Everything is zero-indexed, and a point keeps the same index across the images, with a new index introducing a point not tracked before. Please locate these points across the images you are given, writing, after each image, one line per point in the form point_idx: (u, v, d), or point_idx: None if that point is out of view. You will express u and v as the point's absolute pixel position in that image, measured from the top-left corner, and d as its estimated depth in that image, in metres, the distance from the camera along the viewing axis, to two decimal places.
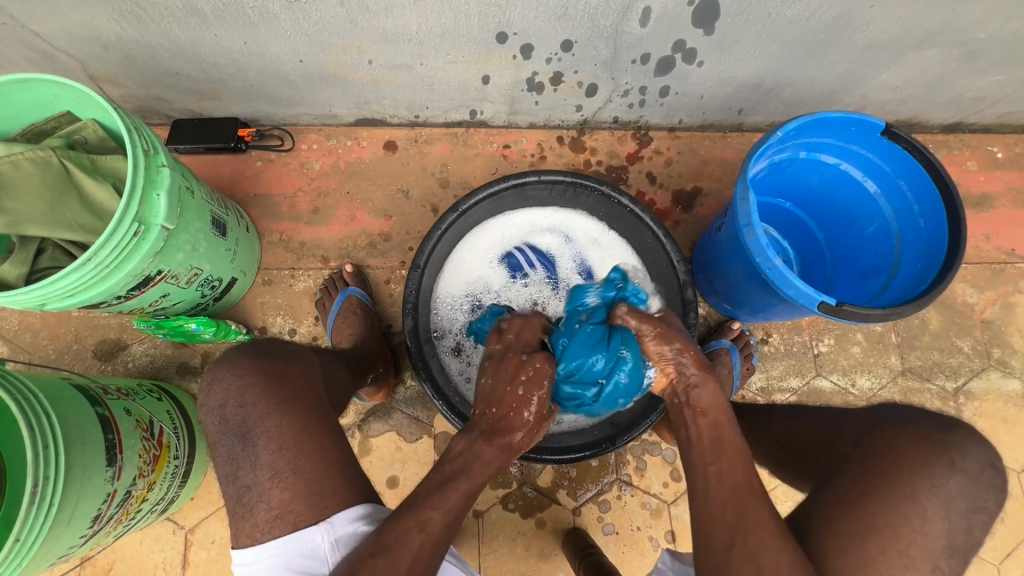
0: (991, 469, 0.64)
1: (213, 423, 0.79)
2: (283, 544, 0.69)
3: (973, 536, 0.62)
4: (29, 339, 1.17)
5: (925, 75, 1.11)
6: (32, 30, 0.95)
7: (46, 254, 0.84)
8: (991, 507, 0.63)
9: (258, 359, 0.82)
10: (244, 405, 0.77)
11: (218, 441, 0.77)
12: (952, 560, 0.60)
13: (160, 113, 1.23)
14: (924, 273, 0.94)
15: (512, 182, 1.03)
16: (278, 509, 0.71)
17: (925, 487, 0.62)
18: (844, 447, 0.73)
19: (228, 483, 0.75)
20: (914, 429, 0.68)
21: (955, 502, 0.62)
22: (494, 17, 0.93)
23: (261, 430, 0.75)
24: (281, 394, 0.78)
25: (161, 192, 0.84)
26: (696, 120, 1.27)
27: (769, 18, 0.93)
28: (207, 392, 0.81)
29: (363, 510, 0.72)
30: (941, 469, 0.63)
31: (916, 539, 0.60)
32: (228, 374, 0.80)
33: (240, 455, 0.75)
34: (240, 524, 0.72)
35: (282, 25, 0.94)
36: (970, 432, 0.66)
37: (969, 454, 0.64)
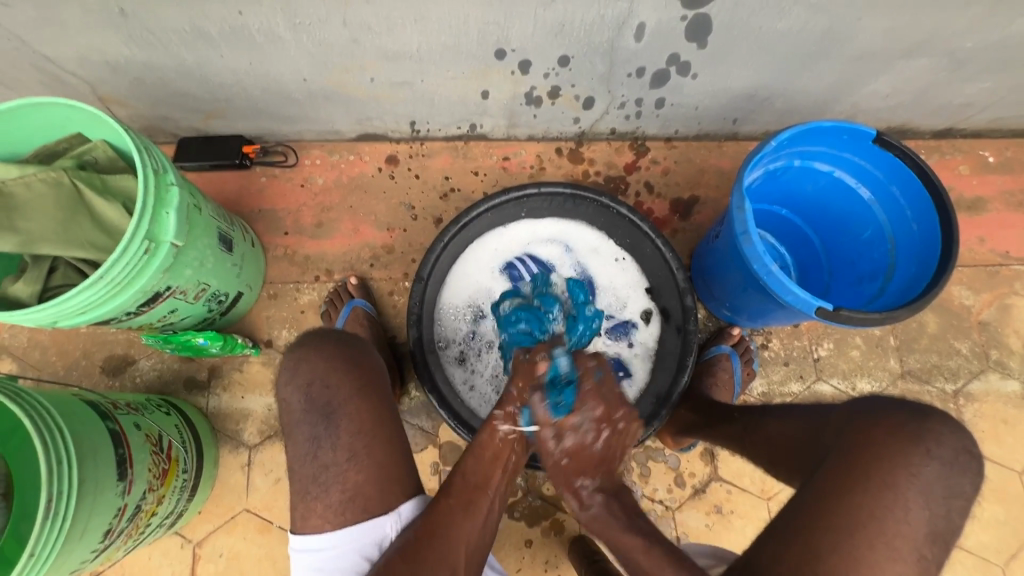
0: (966, 454, 0.65)
1: (295, 401, 0.79)
2: (355, 532, 0.72)
3: (953, 521, 0.63)
4: (38, 356, 1.19)
5: (915, 83, 1.13)
6: (44, 54, 0.98)
7: (58, 272, 0.86)
8: (969, 490, 0.64)
9: (341, 344, 0.83)
10: (330, 386, 0.78)
11: (301, 419, 0.77)
12: (936, 547, 0.62)
13: (166, 132, 1.26)
14: (918, 276, 0.95)
15: (513, 194, 1.05)
16: (342, 498, 0.74)
17: (904, 477, 0.63)
18: (825, 442, 0.74)
19: (305, 462, 0.76)
20: (888, 420, 0.68)
21: (933, 490, 0.63)
22: (493, 35, 0.96)
23: (345, 412, 0.77)
24: (362, 379, 0.81)
25: (171, 211, 0.86)
26: (691, 131, 1.30)
27: (760, 32, 0.96)
28: (292, 371, 0.80)
29: (421, 500, 0.78)
30: (918, 457, 0.64)
31: (899, 529, 0.62)
32: (314, 355, 0.81)
33: (322, 434, 0.76)
34: (311, 504, 0.75)
35: (286, 46, 0.97)
36: (943, 417, 0.67)
37: (944, 442, 0.65)
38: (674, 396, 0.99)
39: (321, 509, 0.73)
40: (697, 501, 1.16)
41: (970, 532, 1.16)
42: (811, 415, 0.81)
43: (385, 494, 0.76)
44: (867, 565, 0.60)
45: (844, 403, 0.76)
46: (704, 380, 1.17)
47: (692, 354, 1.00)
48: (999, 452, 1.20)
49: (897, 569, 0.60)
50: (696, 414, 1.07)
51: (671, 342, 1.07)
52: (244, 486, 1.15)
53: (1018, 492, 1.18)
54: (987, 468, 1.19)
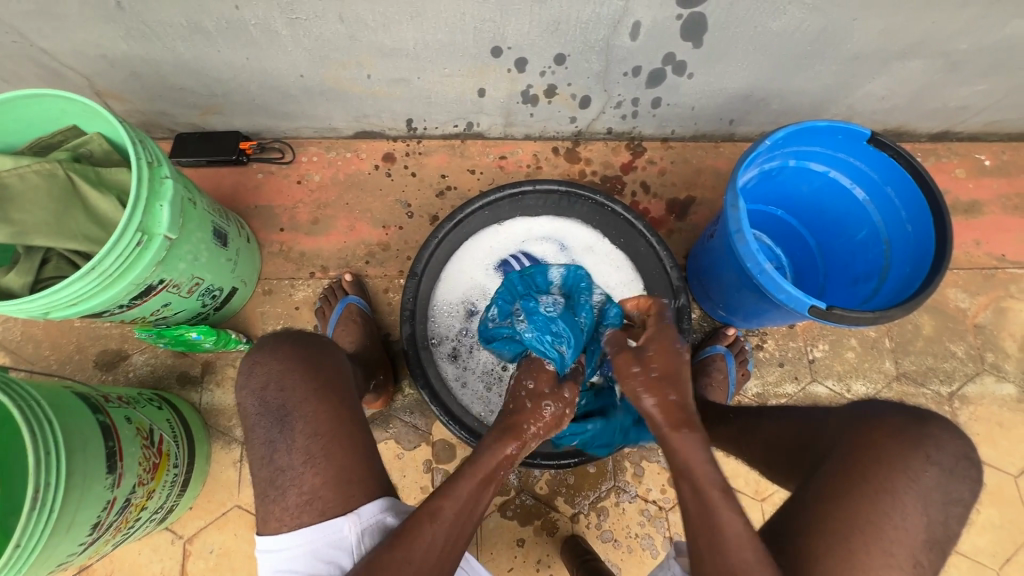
0: (966, 460, 0.64)
1: (249, 405, 0.79)
2: (314, 533, 0.70)
3: (951, 530, 0.62)
4: (32, 350, 1.18)
5: (910, 85, 1.13)
6: (40, 47, 0.98)
7: (50, 264, 0.86)
8: (966, 497, 0.63)
9: (299, 347, 0.83)
10: (284, 389, 0.79)
11: (256, 423, 0.77)
12: (932, 554, 0.60)
13: (163, 127, 1.26)
14: (912, 276, 0.95)
15: (508, 191, 1.06)
16: (329, 491, 0.73)
17: (902, 480, 0.62)
18: (823, 445, 0.74)
19: (261, 465, 0.76)
20: (888, 424, 0.68)
21: (932, 496, 0.62)
22: (489, 32, 0.96)
23: (299, 414, 0.77)
24: (319, 380, 0.80)
25: (164, 204, 0.86)
26: (688, 131, 1.30)
27: (755, 31, 0.96)
28: (247, 376, 0.81)
29: (387, 502, 0.75)
30: (916, 462, 0.63)
31: (899, 537, 0.60)
32: (268, 358, 0.81)
33: (276, 437, 0.76)
34: (270, 506, 0.74)
35: (283, 41, 0.97)
36: (943, 422, 0.67)
37: (945, 447, 0.64)
38: None
39: (310, 503, 0.73)
40: None
41: (965, 535, 1.16)
42: (809, 418, 0.80)
43: (375, 489, 0.75)
44: (861, 569, 0.59)
45: (845, 407, 0.76)
46: (699, 380, 1.16)
47: None
48: (994, 456, 1.20)
49: (891, 575, 0.58)
50: None
51: None
52: (236, 482, 1.14)
53: (1014, 496, 1.18)
54: (982, 471, 1.19)
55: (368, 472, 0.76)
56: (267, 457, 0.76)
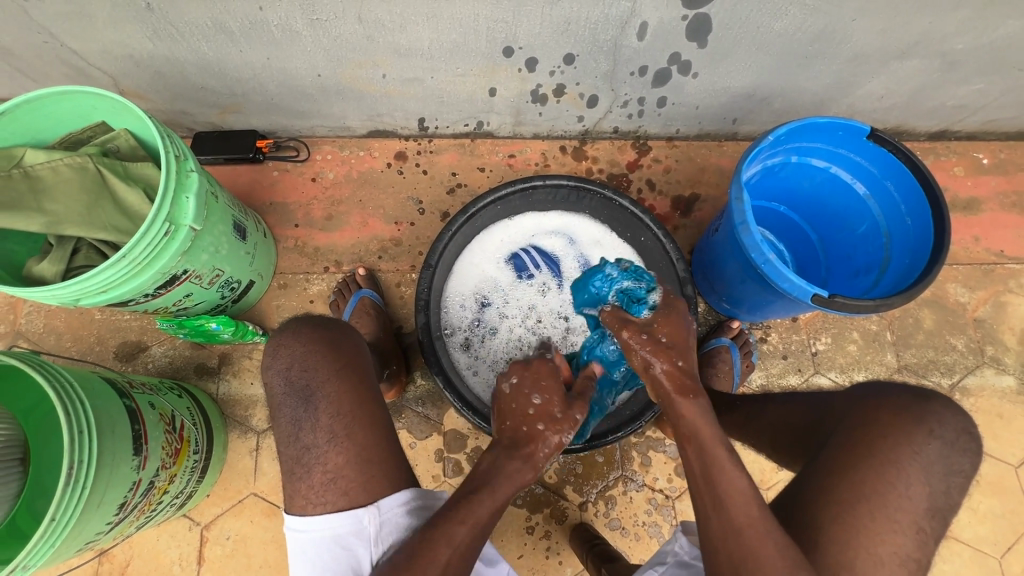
0: (967, 434, 0.68)
1: (276, 385, 0.82)
2: (337, 522, 0.74)
3: (952, 499, 0.66)
4: (53, 342, 1.21)
5: (908, 85, 1.17)
6: (70, 47, 1.02)
7: (81, 253, 0.89)
8: (968, 469, 0.67)
9: (318, 329, 0.87)
10: (308, 369, 0.82)
11: (282, 401, 0.80)
12: (934, 522, 0.64)
13: (183, 127, 1.30)
14: (912, 267, 0.98)
15: (519, 186, 1.09)
16: (351, 468, 0.76)
17: (908, 454, 0.66)
18: (829, 424, 0.76)
19: (288, 444, 0.79)
20: (894, 401, 0.71)
21: (934, 467, 0.65)
22: (501, 33, 1.00)
23: (323, 394, 0.80)
24: (340, 360, 0.83)
25: (190, 196, 0.89)
26: (692, 130, 1.33)
27: (758, 31, 0.99)
28: (272, 357, 0.84)
29: (407, 496, 0.78)
30: (920, 436, 0.67)
31: (903, 504, 0.64)
32: (291, 340, 0.84)
33: (302, 416, 0.79)
34: (297, 484, 0.77)
35: (303, 41, 1.01)
36: (945, 400, 0.70)
37: (947, 422, 0.68)
38: None
39: (330, 480, 0.76)
40: None
41: (967, 524, 1.18)
42: (813, 402, 0.83)
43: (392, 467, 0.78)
44: (868, 535, 0.62)
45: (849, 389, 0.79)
46: (704, 371, 1.19)
47: None
48: (995, 447, 1.22)
49: (894, 541, 0.62)
50: None
51: None
52: (252, 471, 1.17)
53: (1014, 486, 1.20)
54: (982, 461, 1.21)
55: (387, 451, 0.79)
56: (289, 436, 0.79)
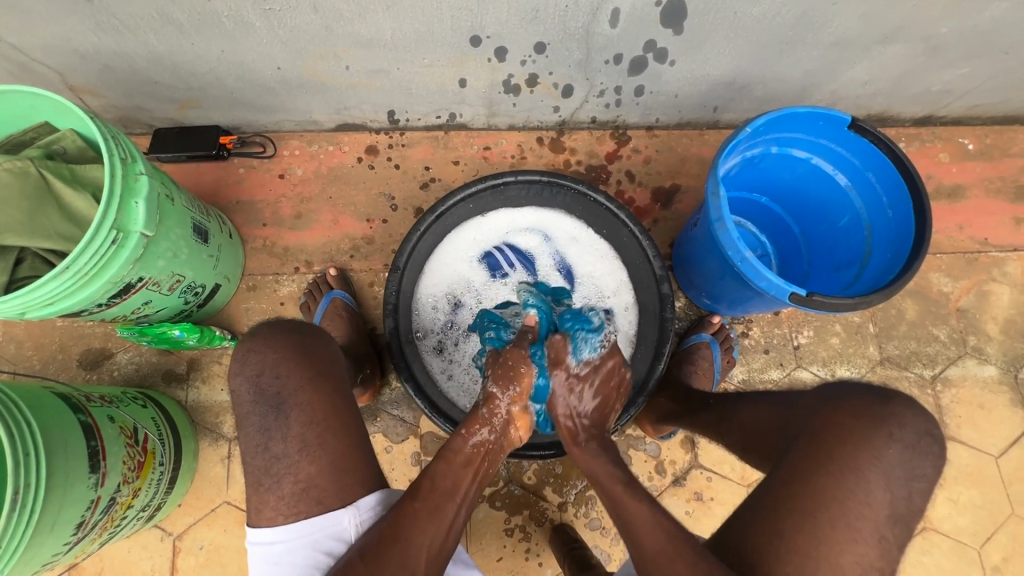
0: (928, 437, 0.64)
1: (243, 392, 0.78)
2: (312, 526, 0.73)
3: (915, 504, 0.63)
4: (13, 350, 1.17)
5: (892, 70, 1.13)
6: (10, 42, 0.96)
7: (25, 264, 0.85)
8: (931, 473, 0.64)
9: (294, 333, 0.82)
10: (279, 376, 0.78)
11: (250, 411, 0.77)
12: (897, 529, 0.62)
13: (141, 123, 1.24)
14: (893, 262, 0.96)
15: (489, 182, 1.05)
16: (310, 483, 0.74)
17: (867, 461, 0.63)
18: (792, 430, 0.74)
19: (255, 454, 0.76)
20: (851, 405, 0.68)
21: (895, 473, 0.63)
22: (466, 21, 0.95)
23: (295, 403, 0.77)
24: (315, 368, 0.80)
25: (140, 200, 0.84)
26: (672, 119, 1.29)
27: (736, 17, 0.95)
28: (241, 363, 0.79)
29: (382, 496, 0.79)
30: (881, 441, 0.64)
31: (862, 511, 0.62)
32: (264, 346, 0.80)
33: (272, 425, 0.76)
34: (265, 496, 0.75)
35: (257, 33, 0.95)
36: (908, 401, 0.67)
37: (907, 424, 0.65)
38: (649, 384, 1.00)
39: (290, 497, 0.74)
40: (677, 488, 1.17)
41: (947, 515, 1.18)
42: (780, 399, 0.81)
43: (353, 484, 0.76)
44: (829, 545, 0.61)
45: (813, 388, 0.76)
46: (684, 368, 1.17)
47: (669, 341, 1.00)
48: (976, 437, 1.21)
49: (857, 551, 0.61)
50: (674, 402, 1.07)
51: (649, 332, 1.06)
52: (224, 479, 1.14)
53: (994, 476, 1.19)
54: (962, 452, 1.20)
55: (350, 462, 0.77)
56: (247, 451, 0.77)
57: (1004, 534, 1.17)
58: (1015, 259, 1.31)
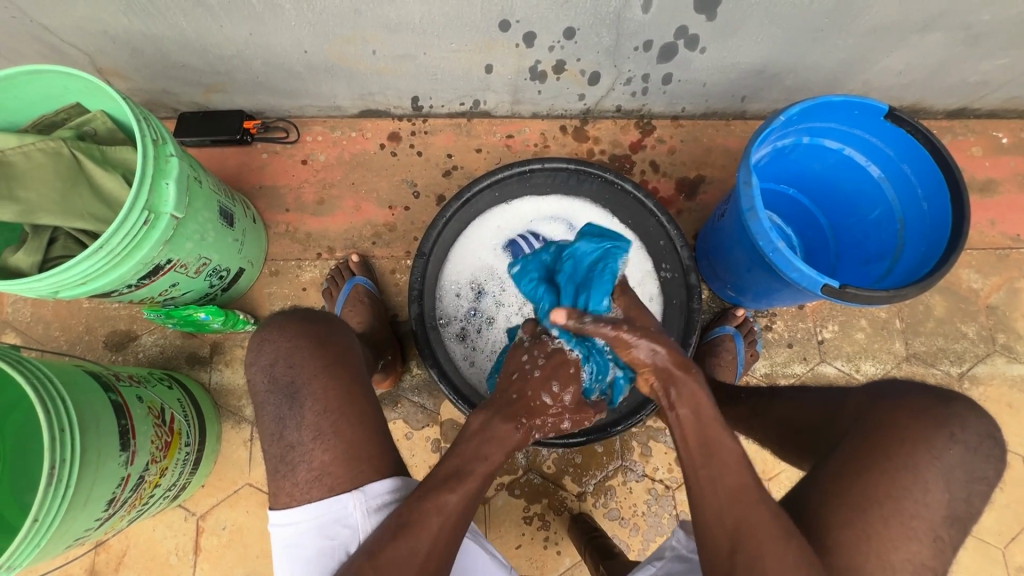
0: (990, 439, 0.63)
1: (259, 382, 0.79)
2: (320, 508, 0.72)
3: (973, 507, 0.62)
4: (41, 331, 1.19)
5: (929, 59, 1.10)
6: (41, 23, 0.96)
7: (58, 243, 0.86)
8: (991, 476, 0.62)
9: (307, 323, 0.83)
10: (293, 366, 0.79)
11: (265, 400, 0.78)
12: (953, 529, 0.61)
13: (166, 107, 1.25)
14: (927, 255, 0.94)
15: (515, 169, 1.04)
16: (336, 469, 0.74)
17: (925, 459, 0.62)
18: (843, 425, 0.72)
19: (272, 441, 0.77)
20: (914, 403, 0.66)
21: (955, 474, 0.62)
22: (496, 5, 0.94)
23: (310, 391, 0.77)
24: (329, 357, 0.80)
25: (170, 181, 0.85)
26: (699, 109, 1.27)
27: (771, 3, 0.93)
28: (256, 352, 0.81)
29: (394, 482, 0.76)
30: (941, 441, 0.62)
31: (918, 511, 0.60)
32: (278, 336, 0.81)
33: (286, 415, 0.77)
34: (281, 482, 0.75)
35: (286, 16, 0.95)
36: (971, 403, 0.65)
37: (970, 425, 0.63)
38: None
39: (318, 482, 0.74)
40: None
41: None
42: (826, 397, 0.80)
43: (379, 467, 0.76)
44: (879, 542, 0.60)
45: (864, 386, 0.75)
46: (707, 361, 1.16)
47: (695, 332, 0.99)
48: (1003, 436, 1.19)
49: (912, 548, 0.59)
50: None
51: (674, 323, 1.06)
52: (247, 461, 1.15)
53: (1021, 476, 1.18)
54: None
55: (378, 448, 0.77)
56: (276, 433, 0.77)
57: None
58: None
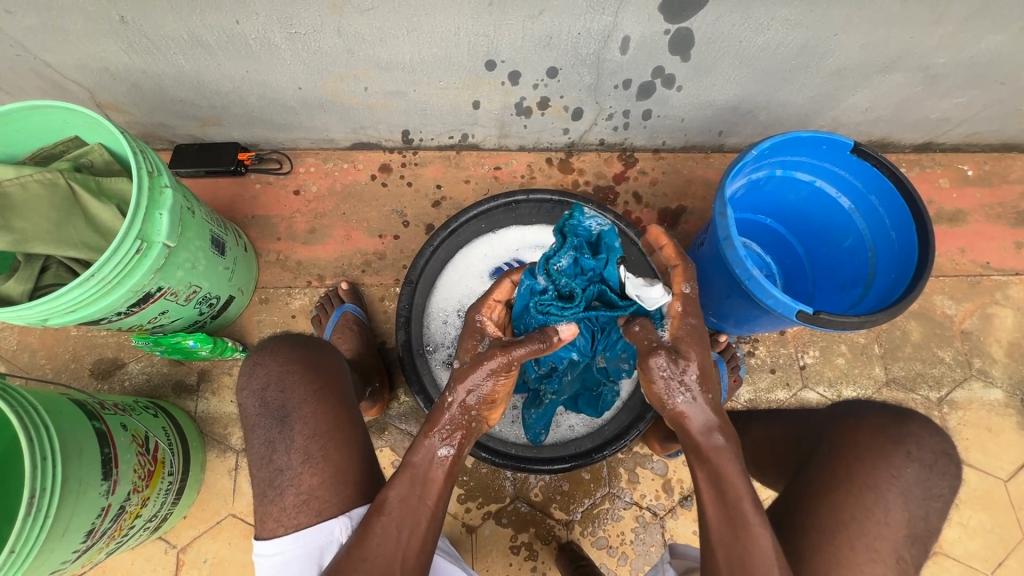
0: (944, 457, 0.70)
1: (249, 405, 0.81)
2: (303, 536, 0.71)
3: (931, 523, 0.67)
4: (27, 359, 1.19)
5: (891, 98, 1.17)
6: (44, 60, 1.00)
7: (49, 272, 0.87)
8: (946, 493, 0.68)
9: (298, 348, 0.86)
10: (284, 390, 0.81)
11: (257, 423, 0.80)
12: (914, 548, 0.65)
13: (163, 139, 1.28)
14: (897, 282, 0.97)
15: (501, 201, 1.09)
16: (306, 494, 0.74)
17: (885, 478, 0.68)
18: (809, 446, 0.79)
19: (260, 466, 0.78)
20: (870, 424, 0.73)
21: (912, 491, 0.68)
22: (482, 46, 0.99)
23: (299, 415, 0.79)
24: (319, 381, 0.83)
25: (164, 212, 0.87)
26: (678, 142, 1.33)
27: (741, 46, 0.99)
28: (248, 376, 0.83)
29: None
30: (898, 459, 0.69)
31: (881, 531, 0.65)
32: (269, 360, 0.83)
33: (277, 438, 0.78)
34: (267, 508, 0.75)
35: (281, 55, 0.99)
36: (924, 422, 0.73)
37: (923, 444, 0.70)
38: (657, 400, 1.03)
39: (295, 510, 0.74)
40: (685, 508, 1.16)
41: (956, 540, 1.17)
42: (797, 420, 0.85)
43: (356, 492, 0.76)
44: (847, 565, 0.63)
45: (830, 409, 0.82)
46: None
47: None
48: (984, 460, 1.21)
49: (875, 570, 0.63)
50: None
51: None
52: (231, 491, 1.14)
53: (1003, 500, 1.19)
54: (971, 476, 1.20)
55: (351, 475, 0.77)
56: (258, 459, 0.78)
57: (1015, 559, 1.16)
58: (1016, 283, 1.33)
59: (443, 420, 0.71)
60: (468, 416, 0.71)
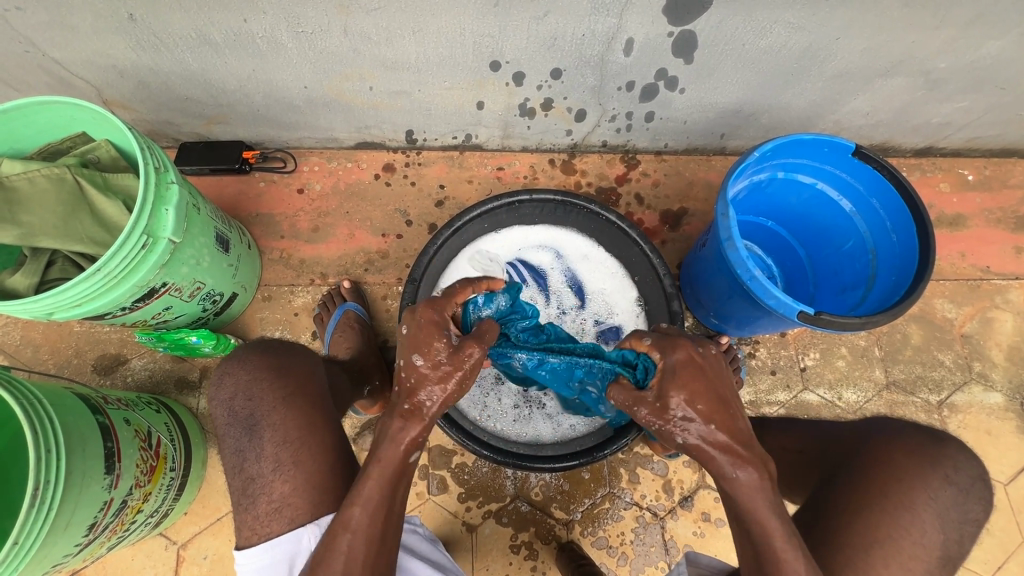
0: (981, 481, 0.70)
1: (220, 415, 0.81)
2: (273, 544, 0.72)
3: (965, 546, 0.67)
4: (30, 354, 1.19)
5: (893, 103, 1.18)
6: (53, 57, 1.01)
7: (55, 266, 0.88)
8: (981, 517, 0.68)
9: (265, 355, 0.85)
10: (252, 399, 0.80)
11: (225, 433, 0.80)
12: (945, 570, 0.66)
13: (168, 137, 1.29)
14: (898, 284, 0.98)
15: (504, 200, 1.09)
16: (279, 502, 0.75)
17: (922, 497, 0.68)
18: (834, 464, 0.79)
19: (234, 474, 0.78)
20: (908, 441, 0.74)
21: (950, 513, 0.67)
22: (487, 46, 1.00)
23: (267, 424, 0.79)
24: (288, 388, 0.82)
25: (170, 208, 0.88)
26: (681, 145, 1.34)
27: (744, 49, 1.00)
28: (218, 385, 0.83)
29: None
30: (937, 482, 0.69)
31: (916, 552, 0.66)
32: (237, 369, 0.83)
33: (246, 447, 0.78)
34: (244, 515, 0.76)
35: (288, 54, 1.00)
36: (960, 444, 0.72)
37: (961, 467, 0.70)
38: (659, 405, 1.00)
39: (290, 509, 0.74)
40: (685, 509, 1.16)
41: None
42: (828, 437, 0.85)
43: None
44: None
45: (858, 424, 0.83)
46: None
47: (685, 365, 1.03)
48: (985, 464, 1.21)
49: None
50: None
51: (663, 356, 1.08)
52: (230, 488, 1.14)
53: (1003, 503, 1.19)
54: None
55: (334, 480, 0.77)
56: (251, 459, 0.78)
57: (1015, 562, 1.16)
58: (1017, 287, 1.33)
59: (399, 397, 0.71)
60: (422, 394, 0.70)
